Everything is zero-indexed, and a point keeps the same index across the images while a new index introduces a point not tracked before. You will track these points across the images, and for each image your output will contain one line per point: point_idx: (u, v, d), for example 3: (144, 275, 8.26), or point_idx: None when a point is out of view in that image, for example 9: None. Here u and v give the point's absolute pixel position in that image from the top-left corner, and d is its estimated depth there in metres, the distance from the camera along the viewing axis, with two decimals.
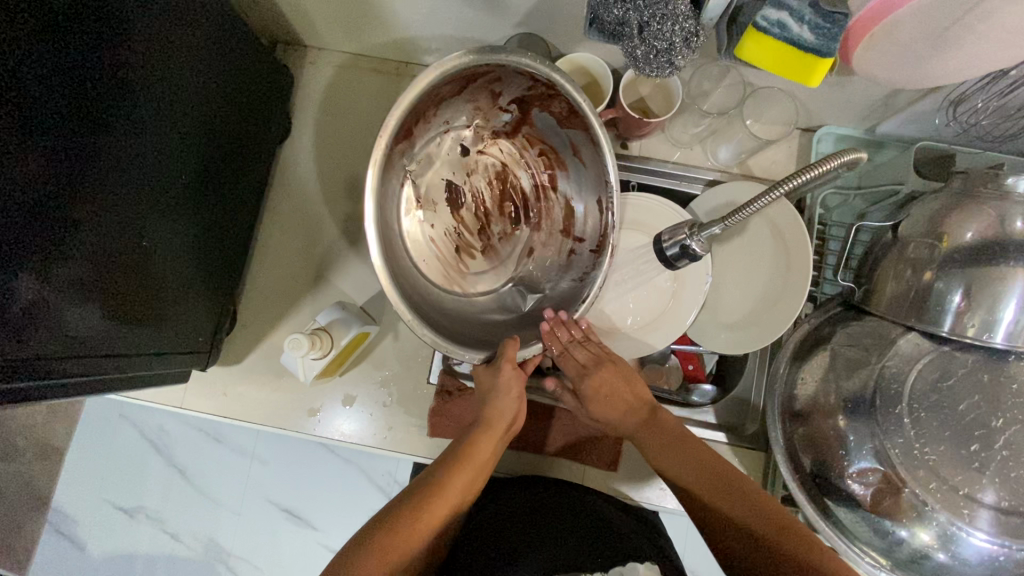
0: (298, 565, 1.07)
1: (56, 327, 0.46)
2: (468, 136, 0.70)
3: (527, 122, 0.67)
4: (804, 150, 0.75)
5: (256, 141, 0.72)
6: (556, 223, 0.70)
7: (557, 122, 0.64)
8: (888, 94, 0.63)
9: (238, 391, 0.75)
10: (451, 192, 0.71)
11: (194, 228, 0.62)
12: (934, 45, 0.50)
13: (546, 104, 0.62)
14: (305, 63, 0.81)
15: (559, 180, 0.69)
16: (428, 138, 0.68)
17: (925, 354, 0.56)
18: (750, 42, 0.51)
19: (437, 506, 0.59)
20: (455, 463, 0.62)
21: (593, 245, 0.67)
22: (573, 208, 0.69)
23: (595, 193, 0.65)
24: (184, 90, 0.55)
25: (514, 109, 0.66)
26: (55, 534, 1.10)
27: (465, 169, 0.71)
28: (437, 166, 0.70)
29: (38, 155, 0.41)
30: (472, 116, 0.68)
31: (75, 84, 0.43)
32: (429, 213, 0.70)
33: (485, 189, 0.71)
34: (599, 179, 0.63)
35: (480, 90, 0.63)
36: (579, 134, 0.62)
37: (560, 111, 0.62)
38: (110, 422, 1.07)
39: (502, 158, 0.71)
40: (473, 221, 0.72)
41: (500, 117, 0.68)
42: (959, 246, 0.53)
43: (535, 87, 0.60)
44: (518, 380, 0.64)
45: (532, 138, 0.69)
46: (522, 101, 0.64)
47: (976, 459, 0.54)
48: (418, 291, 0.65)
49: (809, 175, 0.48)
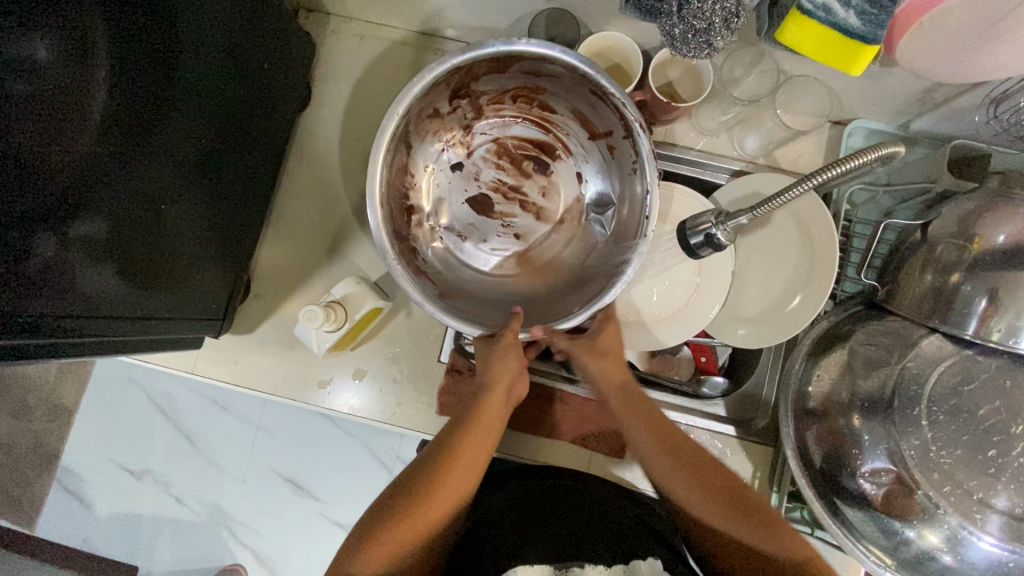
0: (302, 532, 1.10)
1: (73, 286, 0.46)
2: (451, 154, 0.69)
3: (478, 96, 0.65)
4: (835, 143, 0.72)
5: (276, 108, 0.71)
6: (581, 134, 0.67)
7: (500, 71, 0.60)
8: (927, 88, 0.61)
9: (249, 360, 0.75)
10: (478, 202, 0.70)
11: (210, 196, 0.62)
12: (985, 39, 0.49)
13: (475, 74, 0.60)
14: (327, 31, 0.79)
15: (547, 104, 0.66)
16: (427, 192, 0.69)
17: (948, 357, 0.56)
18: (791, 25, 0.49)
19: (453, 486, 0.57)
20: (462, 432, 0.59)
21: (623, 132, 0.60)
22: (581, 113, 0.64)
23: (583, 87, 0.59)
24: (209, 56, 0.54)
25: (457, 102, 0.64)
26: (65, 492, 1.12)
27: (470, 177, 0.70)
28: (450, 194, 0.70)
29: (54, 118, 0.41)
30: (437, 140, 0.68)
31: (95, 45, 0.42)
32: (477, 231, 0.70)
33: (499, 173, 0.71)
34: (576, 77, 0.58)
35: (425, 120, 0.63)
36: (524, 62, 0.58)
37: (488, 68, 0.59)
38: (120, 385, 1.09)
39: (490, 135, 0.70)
40: (512, 203, 0.71)
41: (456, 114, 0.66)
42: (990, 248, 0.52)
43: (454, 78, 0.59)
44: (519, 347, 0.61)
45: (496, 100, 0.66)
46: (459, 89, 0.62)
47: (992, 465, 0.53)
48: (475, 300, 0.66)
49: (841, 168, 0.46)
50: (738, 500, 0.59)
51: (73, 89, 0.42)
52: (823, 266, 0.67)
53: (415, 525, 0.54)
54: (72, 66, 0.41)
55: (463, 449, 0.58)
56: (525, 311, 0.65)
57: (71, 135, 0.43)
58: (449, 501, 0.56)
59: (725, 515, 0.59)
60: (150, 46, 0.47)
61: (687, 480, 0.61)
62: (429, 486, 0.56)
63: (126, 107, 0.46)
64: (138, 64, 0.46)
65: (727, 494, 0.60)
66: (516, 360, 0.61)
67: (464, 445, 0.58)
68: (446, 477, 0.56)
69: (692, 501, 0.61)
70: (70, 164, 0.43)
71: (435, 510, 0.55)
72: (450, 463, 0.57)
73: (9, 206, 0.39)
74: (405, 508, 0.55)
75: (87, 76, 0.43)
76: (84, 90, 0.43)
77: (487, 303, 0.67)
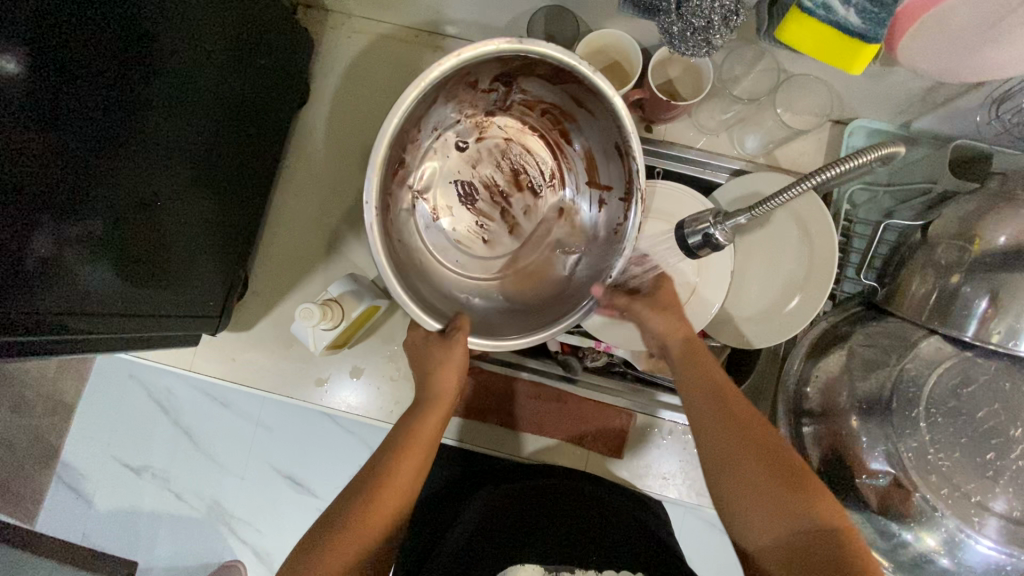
0: (301, 529, 1.10)
1: (69, 284, 0.46)
2: (462, 126, 0.68)
3: (517, 91, 0.64)
4: (834, 143, 0.72)
5: (273, 102, 0.70)
6: (581, 175, 0.68)
7: (550, 80, 0.59)
8: (928, 87, 0.61)
9: (246, 357, 0.75)
10: (463, 188, 0.70)
11: (207, 192, 0.62)
12: (987, 38, 0.48)
13: (530, 71, 0.58)
14: (326, 27, 0.79)
15: (570, 133, 0.66)
16: (424, 152, 0.67)
17: (947, 359, 0.55)
18: (791, 24, 0.49)
19: (383, 512, 0.56)
20: (404, 442, 0.60)
21: (622, 193, 0.61)
22: (592, 156, 0.65)
23: (610, 138, 0.60)
24: (203, 51, 0.54)
25: (497, 85, 0.62)
26: (65, 487, 1.12)
27: (469, 160, 0.69)
28: (441, 169, 0.69)
29: (49, 116, 0.41)
30: (457, 109, 0.65)
31: (87, 43, 0.42)
32: (450, 216, 0.70)
33: (496, 173, 0.70)
34: (611, 126, 0.58)
35: (458, 87, 0.60)
36: (576, 87, 0.57)
37: (547, 73, 0.57)
38: (119, 381, 1.08)
39: (505, 133, 0.70)
40: (492, 206, 0.71)
41: (488, 97, 0.65)
42: (991, 249, 0.51)
43: (510, 63, 0.56)
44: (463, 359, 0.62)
45: (529, 104, 0.65)
46: (505, 76, 0.60)
47: (990, 468, 0.52)
48: (443, 296, 0.65)
49: (844, 167, 0.45)
50: (773, 456, 0.52)
51: (73, 85, 0.42)
52: (823, 267, 0.67)
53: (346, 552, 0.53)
54: (64, 64, 0.41)
55: (395, 473, 0.58)
56: (504, 319, 0.65)
57: (69, 130, 0.42)
58: (379, 526, 0.56)
59: (747, 467, 0.52)
60: (146, 42, 0.47)
61: (724, 437, 0.54)
62: (368, 495, 0.56)
63: (122, 103, 0.46)
64: (134, 59, 0.46)
65: (761, 450, 0.53)
66: (455, 378, 0.63)
67: (396, 470, 0.58)
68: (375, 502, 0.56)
69: (718, 464, 0.54)
70: (69, 161, 0.43)
71: (366, 535, 0.55)
72: (379, 488, 0.57)
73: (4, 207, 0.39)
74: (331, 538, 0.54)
75: (85, 72, 0.42)
76: (81, 86, 0.42)
77: (458, 304, 0.66)
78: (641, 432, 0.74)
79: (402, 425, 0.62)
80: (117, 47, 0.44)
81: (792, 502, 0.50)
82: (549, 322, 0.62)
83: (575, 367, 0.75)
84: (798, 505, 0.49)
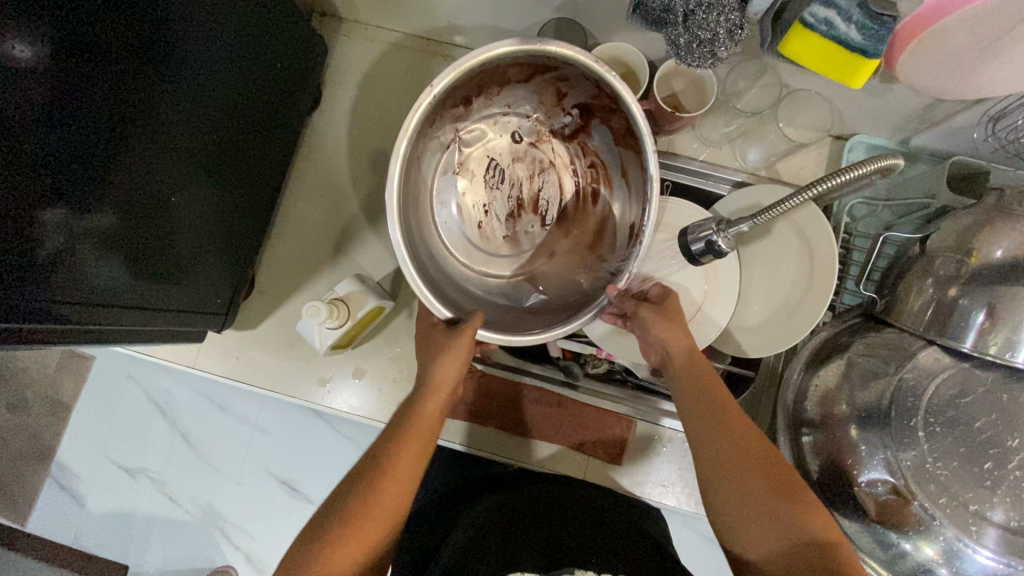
0: (295, 536, 1.09)
1: (79, 277, 0.47)
2: (526, 125, 0.70)
3: (586, 131, 0.67)
4: (836, 156, 0.74)
5: (286, 99, 0.71)
6: (586, 234, 0.70)
7: (614, 138, 0.64)
8: (927, 105, 0.63)
9: (250, 355, 0.76)
10: (491, 171, 0.71)
11: (216, 188, 0.62)
12: (983, 56, 0.50)
13: (607, 119, 0.62)
14: (339, 35, 0.81)
15: (599, 196, 0.70)
16: (487, 115, 0.68)
17: (945, 369, 0.56)
18: (794, 39, 0.51)
19: (388, 495, 0.55)
20: (401, 441, 0.58)
21: (614, 266, 0.66)
22: (607, 223, 0.68)
23: (631, 217, 0.65)
24: (216, 48, 0.54)
25: (577, 113, 0.66)
26: (58, 488, 1.12)
27: (513, 154, 0.71)
28: (487, 143, 0.70)
29: (67, 109, 0.41)
30: (534, 106, 0.68)
31: (104, 41, 0.43)
32: (467, 182, 0.70)
33: (527, 182, 0.71)
34: (637, 204, 0.63)
35: (548, 86, 0.63)
36: (630, 155, 0.62)
37: (618, 128, 0.61)
38: (117, 383, 1.09)
39: (552, 158, 0.71)
40: (504, 206, 0.72)
41: (561, 118, 0.68)
42: (988, 262, 0.52)
43: (599, 98, 0.60)
44: (467, 349, 0.61)
45: (587, 148, 0.69)
46: (586, 108, 0.64)
47: (988, 478, 0.53)
48: (435, 261, 0.66)
49: (844, 177, 0.47)
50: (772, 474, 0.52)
51: (82, 82, 0.42)
52: (823, 275, 0.67)
53: (357, 547, 0.52)
54: (80, 61, 0.41)
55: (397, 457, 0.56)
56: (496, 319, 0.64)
57: (76, 122, 0.42)
58: (391, 505, 0.55)
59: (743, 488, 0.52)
60: (149, 40, 0.46)
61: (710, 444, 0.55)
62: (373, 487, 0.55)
63: (129, 98, 0.46)
64: (137, 51, 0.46)
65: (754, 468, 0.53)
66: (458, 367, 0.61)
67: (400, 453, 0.57)
68: (384, 485, 0.55)
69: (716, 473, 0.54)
70: (73, 154, 0.43)
71: (379, 512, 0.54)
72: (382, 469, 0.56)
73: (21, 200, 0.40)
74: (344, 518, 0.53)
75: (86, 64, 0.42)
76: (80, 82, 0.42)
77: (454, 283, 0.67)
78: (641, 440, 0.74)
79: (404, 408, 0.61)
80: (131, 45, 0.45)
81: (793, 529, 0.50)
82: (537, 329, 0.63)
83: (575, 373, 0.76)
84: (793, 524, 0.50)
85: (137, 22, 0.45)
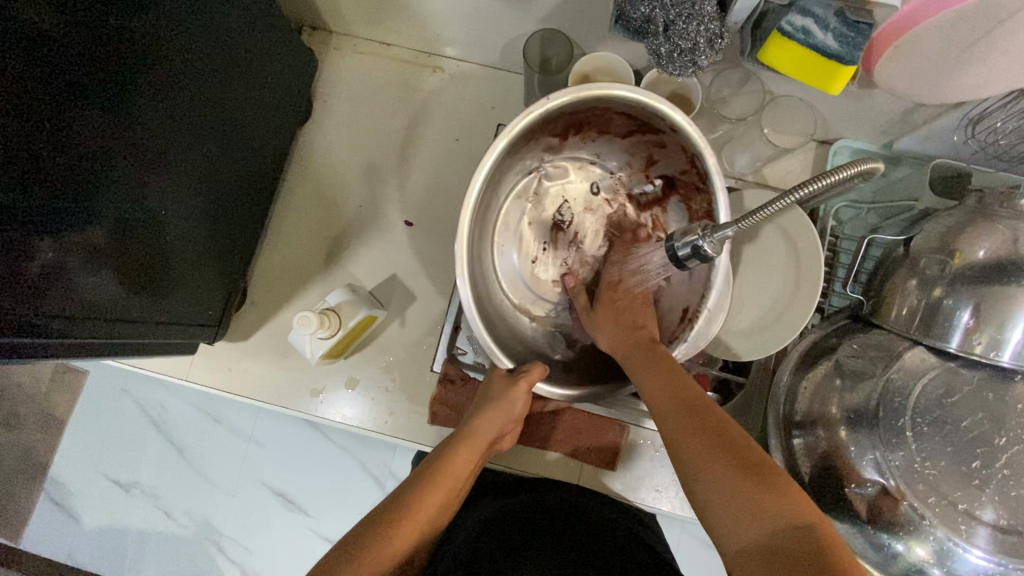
0: (290, 549, 1.08)
1: (70, 292, 0.47)
2: (607, 180, 0.75)
3: (664, 203, 0.71)
4: (821, 161, 0.75)
5: (273, 109, 0.71)
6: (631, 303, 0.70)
7: (692, 216, 0.67)
8: (907, 109, 0.64)
9: (243, 367, 0.76)
10: (562, 214, 0.75)
11: (207, 199, 0.62)
12: (957, 61, 0.51)
13: (690, 197, 0.66)
14: (329, 48, 0.82)
15: None
16: (575, 157, 0.73)
17: (932, 369, 0.56)
18: (773, 46, 0.52)
19: (405, 536, 0.56)
20: (426, 489, 0.59)
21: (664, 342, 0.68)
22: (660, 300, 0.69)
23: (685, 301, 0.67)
24: (202, 64, 0.55)
25: (660, 184, 0.70)
26: (53, 505, 1.11)
27: (586, 203, 0.75)
28: (565, 184, 0.75)
29: (52, 132, 0.41)
30: (625, 164, 0.72)
31: (90, 64, 0.43)
32: (534, 216, 0.75)
33: (594, 237, 0.75)
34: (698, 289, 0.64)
35: (642, 147, 0.67)
36: None
37: (700, 206, 0.65)
38: (111, 398, 1.09)
39: (620, 217, 0.74)
40: (564, 248, 0.75)
41: (643, 185, 0.72)
42: (970, 264, 0.53)
43: (690, 175, 0.63)
44: (523, 403, 0.64)
45: (658, 220, 0.72)
46: (672, 181, 0.68)
47: (977, 476, 0.54)
48: (484, 283, 0.69)
49: (825, 181, 0.47)
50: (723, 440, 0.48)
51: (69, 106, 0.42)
52: (811, 278, 0.68)
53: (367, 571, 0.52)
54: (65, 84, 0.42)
55: (415, 511, 0.58)
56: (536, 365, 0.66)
57: (61, 145, 0.42)
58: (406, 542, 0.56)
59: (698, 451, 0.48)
60: (133, 60, 0.46)
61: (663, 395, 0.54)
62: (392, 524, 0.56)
63: (117, 118, 0.46)
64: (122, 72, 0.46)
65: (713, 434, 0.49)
66: (497, 424, 0.64)
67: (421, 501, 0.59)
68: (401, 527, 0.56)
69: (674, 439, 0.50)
70: (61, 176, 0.43)
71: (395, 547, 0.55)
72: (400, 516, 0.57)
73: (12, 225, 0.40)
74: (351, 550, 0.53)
75: (81, 84, 0.43)
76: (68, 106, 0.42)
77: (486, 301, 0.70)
78: (632, 445, 0.75)
79: (436, 457, 0.63)
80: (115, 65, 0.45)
81: (760, 525, 0.42)
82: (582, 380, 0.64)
83: None
84: (760, 505, 0.43)
85: (120, 44, 0.45)
